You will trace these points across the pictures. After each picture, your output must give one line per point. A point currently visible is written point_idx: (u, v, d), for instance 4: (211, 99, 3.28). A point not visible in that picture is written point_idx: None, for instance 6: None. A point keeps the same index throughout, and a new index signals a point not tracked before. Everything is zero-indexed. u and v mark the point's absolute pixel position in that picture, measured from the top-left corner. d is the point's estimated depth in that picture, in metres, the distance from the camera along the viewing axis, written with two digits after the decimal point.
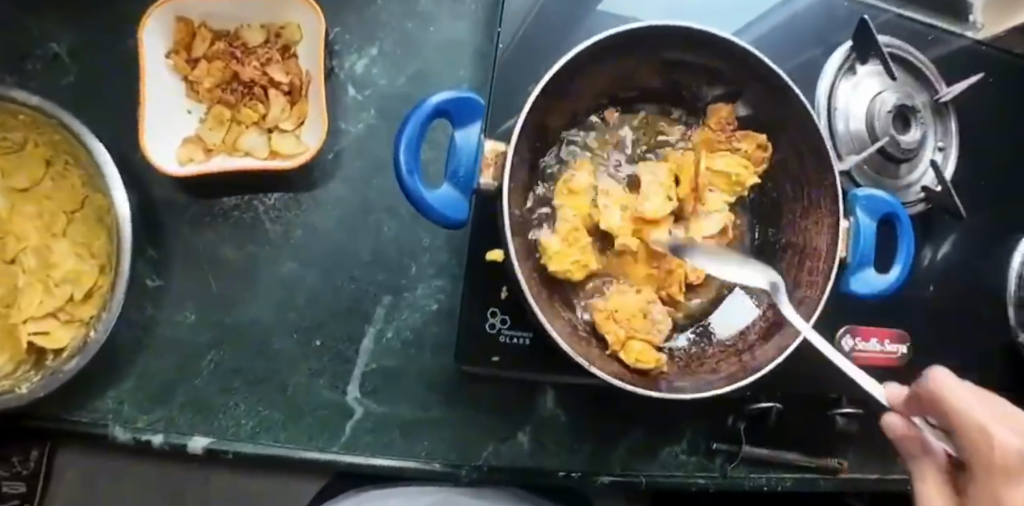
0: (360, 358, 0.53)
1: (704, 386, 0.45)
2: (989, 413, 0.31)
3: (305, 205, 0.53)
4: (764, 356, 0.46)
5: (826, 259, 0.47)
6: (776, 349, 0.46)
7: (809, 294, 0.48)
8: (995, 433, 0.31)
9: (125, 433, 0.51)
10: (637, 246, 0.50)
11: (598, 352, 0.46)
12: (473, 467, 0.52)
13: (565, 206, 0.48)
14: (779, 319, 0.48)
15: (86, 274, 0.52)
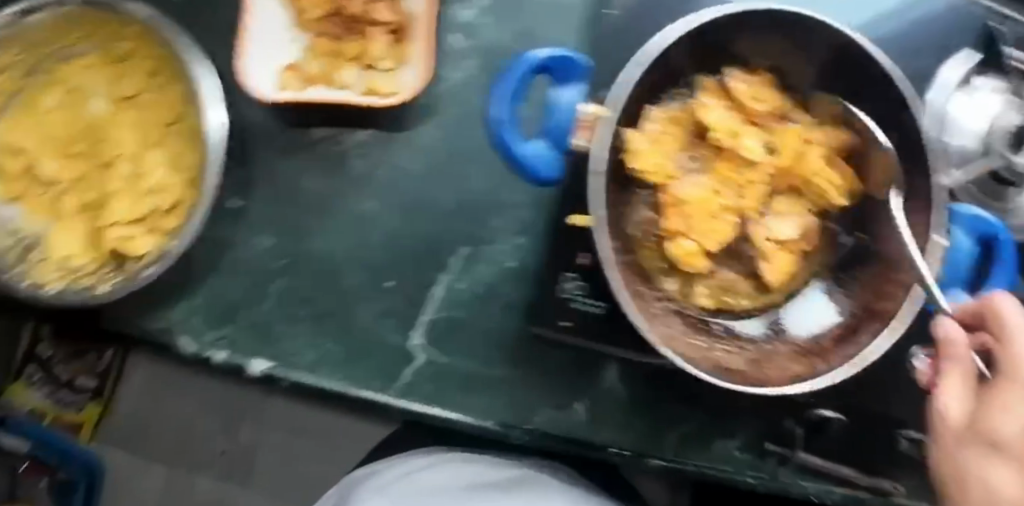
0: (429, 305, 0.52)
1: (770, 379, 0.44)
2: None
3: (393, 145, 0.53)
4: (834, 363, 0.45)
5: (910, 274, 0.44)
6: (849, 357, 0.44)
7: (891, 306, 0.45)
8: None
9: (190, 347, 0.54)
10: (716, 216, 0.48)
11: (668, 326, 0.46)
12: (525, 430, 0.53)
13: (658, 124, 0.47)
14: (856, 327, 0.46)
15: (173, 187, 0.53)
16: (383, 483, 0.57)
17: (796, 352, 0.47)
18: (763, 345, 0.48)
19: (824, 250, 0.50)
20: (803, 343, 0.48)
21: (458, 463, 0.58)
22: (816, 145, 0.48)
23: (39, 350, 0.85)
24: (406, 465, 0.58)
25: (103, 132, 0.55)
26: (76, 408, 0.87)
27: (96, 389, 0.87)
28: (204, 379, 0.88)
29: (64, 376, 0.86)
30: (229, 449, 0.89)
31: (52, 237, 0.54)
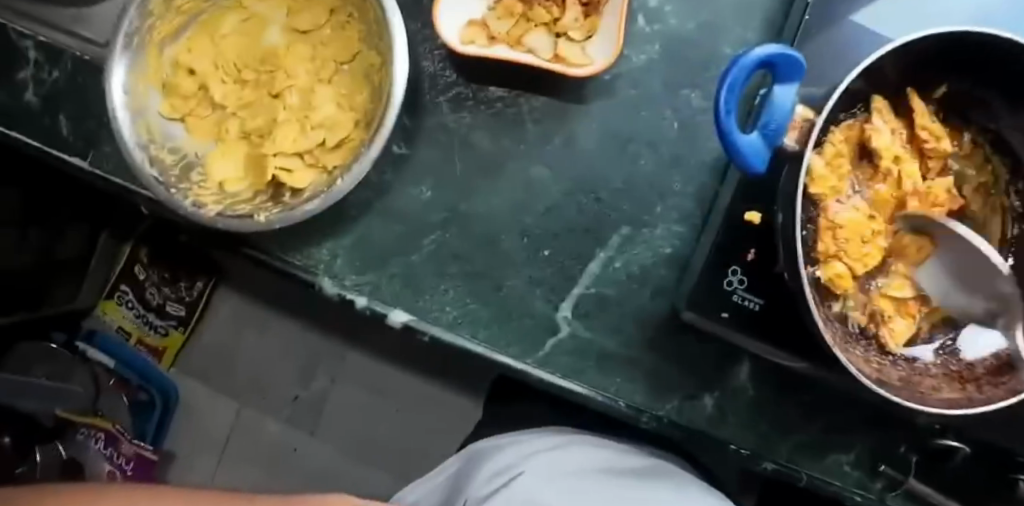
0: (582, 279, 0.52)
1: (930, 402, 0.44)
2: None
3: (568, 116, 0.53)
4: (992, 390, 0.44)
5: None
6: (1014, 389, 0.44)
7: None
8: None
9: (333, 287, 0.55)
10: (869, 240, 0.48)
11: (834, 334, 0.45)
12: (654, 415, 0.53)
13: (836, 144, 0.45)
14: None
15: (342, 124, 0.53)
16: (507, 463, 0.54)
17: (946, 376, 0.47)
18: (915, 365, 0.48)
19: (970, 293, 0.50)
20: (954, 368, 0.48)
21: (584, 445, 0.55)
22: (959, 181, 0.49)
23: (134, 271, 0.89)
24: (529, 445, 0.56)
25: (276, 63, 0.55)
26: (162, 332, 0.89)
27: (183, 318, 0.89)
28: (288, 322, 0.89)
29: (153, 300, 0.88)
30: (302, 395, 0.90)
31: (212, 160, 0.55)
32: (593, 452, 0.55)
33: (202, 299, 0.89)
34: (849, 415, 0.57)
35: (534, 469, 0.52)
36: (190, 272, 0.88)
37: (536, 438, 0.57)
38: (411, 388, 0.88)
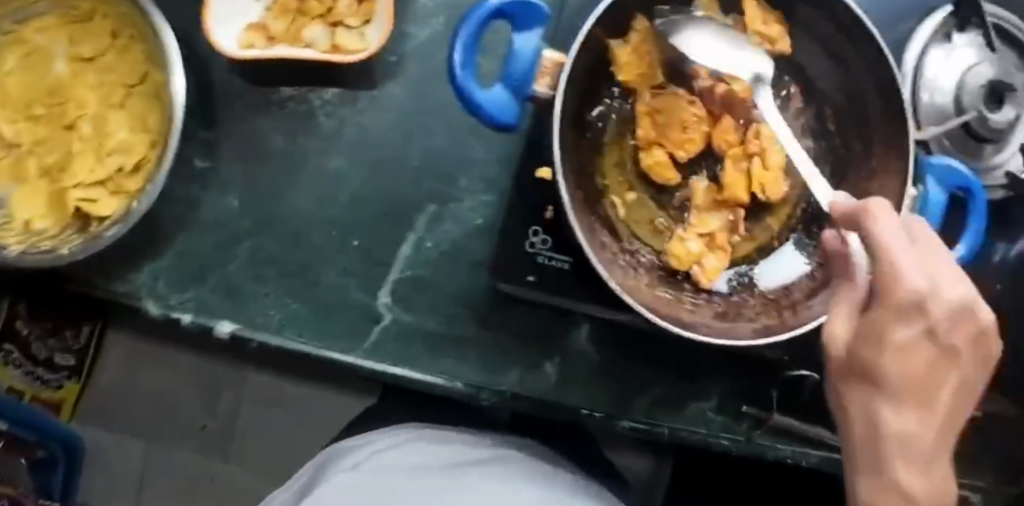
0: (396, 264, 0.53)
1: (735, 334, 0.43)
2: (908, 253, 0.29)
3: (360, 103, 0.53)
4: (806, 315, 0.44)
5: None
6: (820, 308, 0.43)
7: None
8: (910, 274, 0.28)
9: (157, 308, 0.53)
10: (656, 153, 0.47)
11: (629, 279, 0.44)
12: (495, 391, 0.52)
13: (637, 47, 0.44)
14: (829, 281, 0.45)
15: (136, 146, 0.53)
16: (355, 460, 0.60)
17: (762, 305, 0.46)
18: (732, 299, 0.47)
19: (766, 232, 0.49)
20: (773, 296, 0.47)
21: (424, 438, 0.63)
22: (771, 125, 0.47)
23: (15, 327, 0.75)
24: (376, 444, 0.62)
25: (66, 93, 0.54)
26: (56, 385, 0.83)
27: (75, 367, 0.84)
28: (184, 352, 0.87)
29: (38, 355, 0.79)
30: (209, 424, 0.89)
31: (16, 203, 0.53)
32: (432, 443, 0.62)
33: (94, 343, 0.84)
34: (705, 362, 0.56)
35: (379, 459, 0.59)
36: (76, 321, 0.80)
37: (383, 437, 0.63)
38: (318, 399, 0.88)
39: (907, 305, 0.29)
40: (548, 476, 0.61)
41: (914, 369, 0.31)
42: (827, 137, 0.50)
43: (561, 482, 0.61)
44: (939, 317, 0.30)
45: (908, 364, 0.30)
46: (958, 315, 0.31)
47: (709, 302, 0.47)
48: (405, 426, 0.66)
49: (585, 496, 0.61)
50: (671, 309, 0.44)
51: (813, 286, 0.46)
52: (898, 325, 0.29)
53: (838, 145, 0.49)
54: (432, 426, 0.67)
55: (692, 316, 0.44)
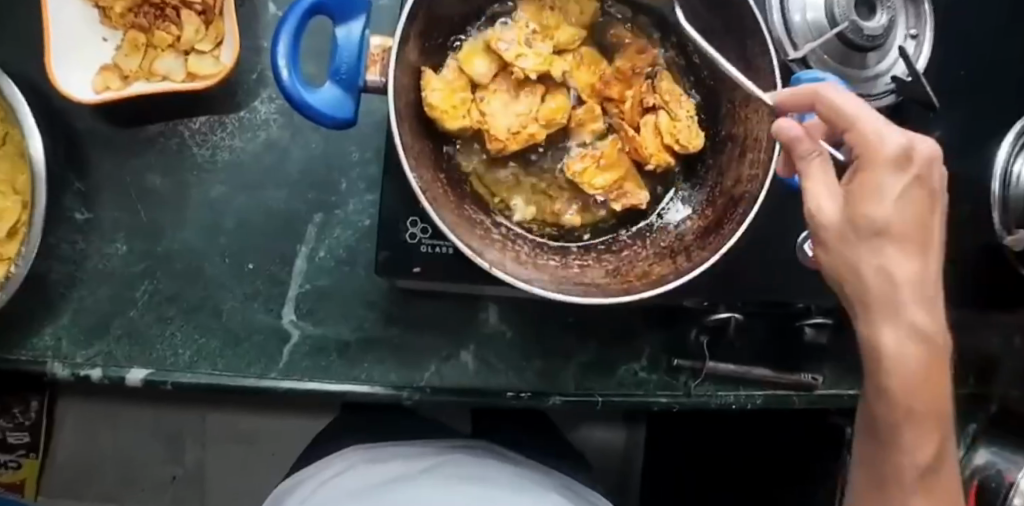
0: (295, 279, 0.53)
1: (628, 290, 0.41)
2: (873, 119, 0.32)
3: (229, 127, 0.53)
4: (698, 256, 0.42)
5: (767, 149, 0.42)
6: (712, 249, 0.42)
7: (748, 190, 0.43)
8: (885, 135, 0.32)
9: (64, 369, 0.51)
10: (523, 123, 0.45)
11: (511, 255, 0.43)
12: (415, 388, 0.52)
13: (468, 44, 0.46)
14: (716, 220, 0.45)
15: (9, 210, 0.51)
16: (303, 496, 0.61)
17: (656, 255, 0.45)
18: (623, 256, 0.46)
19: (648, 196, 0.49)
20: (666, 245, 0.46)
21: (371, 455, 0.63)
22: (640, 98, 0.47)
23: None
24: (323, 473, 0.62)
25: None
26: (13, 466, 0.84)
27: (30, 443, 0.84)
28: (137, 406, 0.88)
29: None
30: (179, 473, 0.91)
31: None
32: (378, 462, 0.62)
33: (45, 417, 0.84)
34: (624, 322, 0.56)
35: (325, 493, 0.60)
36: (21, 396, 0.81)
37: (331, 462, 0.64)
38: (282, 422, 0.91)
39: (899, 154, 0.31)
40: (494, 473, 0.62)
41: (906, 223, 0.32)
42: (694, 72, 0.48)
43: (510, 477, 0.62)
44: (918, 164, 0.32)
45: (880, 206, 0.31)
46: (902, 158, 0.31)
47: (599, 261, 0.45)
48: (352, 446, 0.65)
49: (533, 488, 0.61)
50: (561, 276, 0.42)
51: (703, 228, 0.45)
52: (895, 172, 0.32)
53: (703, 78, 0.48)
54: (379, 440, 0.66)
55: (582, 276, 0.43)
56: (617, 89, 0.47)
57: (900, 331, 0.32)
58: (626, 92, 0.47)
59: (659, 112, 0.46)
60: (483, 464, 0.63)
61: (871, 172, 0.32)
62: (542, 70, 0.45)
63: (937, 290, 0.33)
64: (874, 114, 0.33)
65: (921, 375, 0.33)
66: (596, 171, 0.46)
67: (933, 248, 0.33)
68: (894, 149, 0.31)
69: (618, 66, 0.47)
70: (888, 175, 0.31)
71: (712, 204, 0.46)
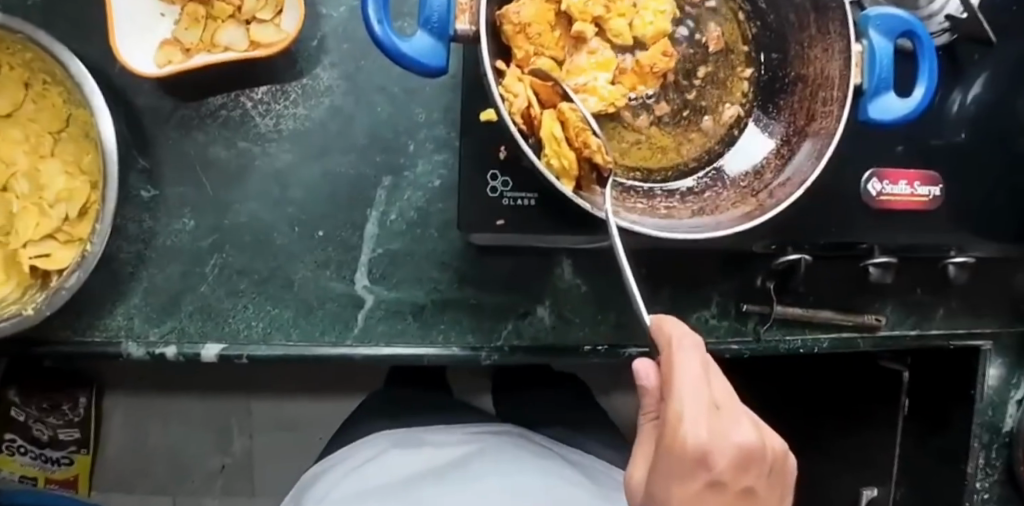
0: (366, 244, 0.54)
1: (718, 227, 0.40)
2: (693, 407, 0.26)
3: (292, 95, 0.53)
4: (782, 193, 0.41)
5: (840, 86, 0.41)
6: (795, 185, 0.41)
7: (824, 126, 0.42)
8: (689, 433, 0.26)
9: (139, 348, 0.52)
10: (565, 59, 0.42)
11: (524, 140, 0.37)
12: (495, 348, 0.54)
13: None
14: (792, 154, 0.44)
15: (78, 191, 0.50)
16: (328, 489, 0.59)
17: (738, 195, 0.44)
18: (704, 195, 0.45)
19: (720, 133, 0.47)
20: (744, 183, 0.45)
21: (397, 440, 0.62)
22: (562, 122, 0.39)
23: (10, 414, 0.81)
24: (349, 461, 0.60)
25: None
26: (66, 462, 0.85)
27: (81, 439, 0.85)
28: (185, 399, 0.88)
29: (42, 436, 0.83)
30: (228, 463, 0.90)
31: None
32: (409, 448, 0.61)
33: (94, 414, 0.86)
34: (694, 271, 0.57)
35: (351, 486, 0.57)
36: (71, 391, 0.83)
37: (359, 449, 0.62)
38: (331, 406, 0.91)
39: (694, 452, 0.26)
40: (532, 457, 0.60)
41: None
42: (760, 16, 0.47)
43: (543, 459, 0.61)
44: (723, 465, 0.27)
45: None
46: (742, 464, 0.27)
47: (681, 198, 0.44)
48: (384, 430, 0.65)
49: (572, 474, 0.60)
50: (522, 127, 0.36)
51: (779, 162, 0.44)
52: (684, 481, 0.26)
53: (767, 23, 0.47)
54: (411, 426, 0.65)
55: (670, 219, 0.41)
56: (629, 82, 0.45)
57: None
58: (638, 88, 0.45)
59: (552, 121, 0.38)
60: (515, 447, 0.62)
61: (660, 468, 0.27)
62: (614, 33, 0.43)
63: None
64: (719, 396, 0.27)
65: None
66: (525, 84, 0.37)
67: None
68: (724, 463, 0.27)
69: (635, 60, 0.45)
70: (676, 476, 0.27)
71: (789, 139, 0.45)
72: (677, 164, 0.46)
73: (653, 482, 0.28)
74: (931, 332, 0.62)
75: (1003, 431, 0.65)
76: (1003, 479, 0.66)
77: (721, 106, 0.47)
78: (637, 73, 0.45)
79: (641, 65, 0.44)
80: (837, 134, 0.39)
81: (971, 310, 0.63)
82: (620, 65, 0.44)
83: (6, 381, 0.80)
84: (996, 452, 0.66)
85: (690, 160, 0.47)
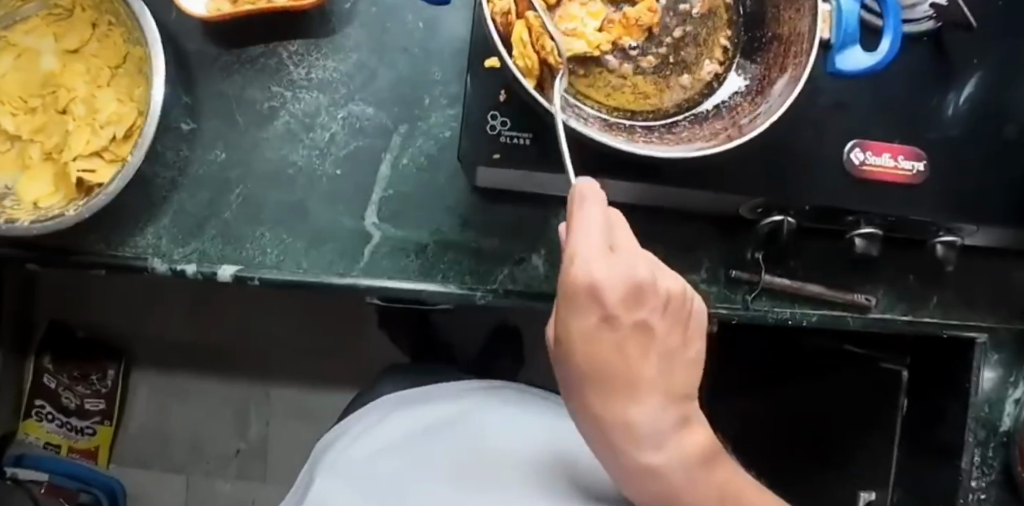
0: (378, 185, 0.58)
1: (690, 150, 0.43)
2: (588, 249, 0.33)
3: (324, 49, 0.59)
4: (751, 127, 0.44)
5: (807, 39, 0.44)
6: (765, 119, 0.43)
7: (792, 75, 0.45)
8: (583, 269, 0.33)
9: (162, 264, 0.56)
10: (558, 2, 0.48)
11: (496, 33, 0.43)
12: (489, 289, 0.57)
13: None
14: (760, 104, 0.47)
15: (126, 117, 0.56)
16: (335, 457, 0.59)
17: (712, 133, 0.46)
18: (682, 133, 0.47)
19: (699, 87, 0.51)
20: (721, 127, 0.47)
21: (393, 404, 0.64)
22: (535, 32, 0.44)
23: (44, 381, 0.99)
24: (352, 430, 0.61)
25: (55, 82, 0.58)
26: (89, 432, 0.99)
27: (105, 410, 1.00)
28: (211, 380, 1.02)
29: (71, 403, 0.99)
30: (243, 448, 1.02)
31: (21, 187, 0.56)
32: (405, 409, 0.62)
33: (121, 387, 1.01)
34: (684, 235, 0.60)
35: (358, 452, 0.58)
36: (100, 365, 1.00)
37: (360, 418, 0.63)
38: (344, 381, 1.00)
39: (583, 292, 0.33)
40: (522, 397, 0.64)
41: (593, 347, 0.35)
42: None
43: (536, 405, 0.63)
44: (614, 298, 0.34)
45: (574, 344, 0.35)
46: (634, 300, 0.35)
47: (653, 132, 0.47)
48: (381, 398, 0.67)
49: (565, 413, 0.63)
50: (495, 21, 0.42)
51: (751, 109, 0.47)
52: (582, 310, 0.34)
53: None
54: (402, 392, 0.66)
55: (647, 145, 0.44)
56: (616, 33, 0.49)
57: (635, 411, 0.38)
58: (623, 39, 0.50)
59: (522, 29, 0.44)
60: (507, 395, 0.64)
61: (562, 314, 0.35)
62: None
63: (657, 379, 0.38)
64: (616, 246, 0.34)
65: (626, 435, 0.38)
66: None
67: (669, 355, 0.38)
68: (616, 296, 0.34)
69: (623, 13, 0.50)
70: (574, 317, 0.35)
71: (758, 93, 0.48)
72: (657, 109, 0.50)
73: (563, 315, 0.35)
74: (926, 320, 0.61)
75: (1003, 430, 0.63)
76: (1001, 480, 0.63)
77: (702, 66, 0.51)
78: (624, 23, 0.50)
79: (627, 17, 0.50)
80: (804, 78, 0.43)
81: (965, 303, 0.63)
82: (608, 18, 0.50)
83: (42, 349, 0.99)
84: (994, 451, 0.64)
85: (670, 107, 0.50)
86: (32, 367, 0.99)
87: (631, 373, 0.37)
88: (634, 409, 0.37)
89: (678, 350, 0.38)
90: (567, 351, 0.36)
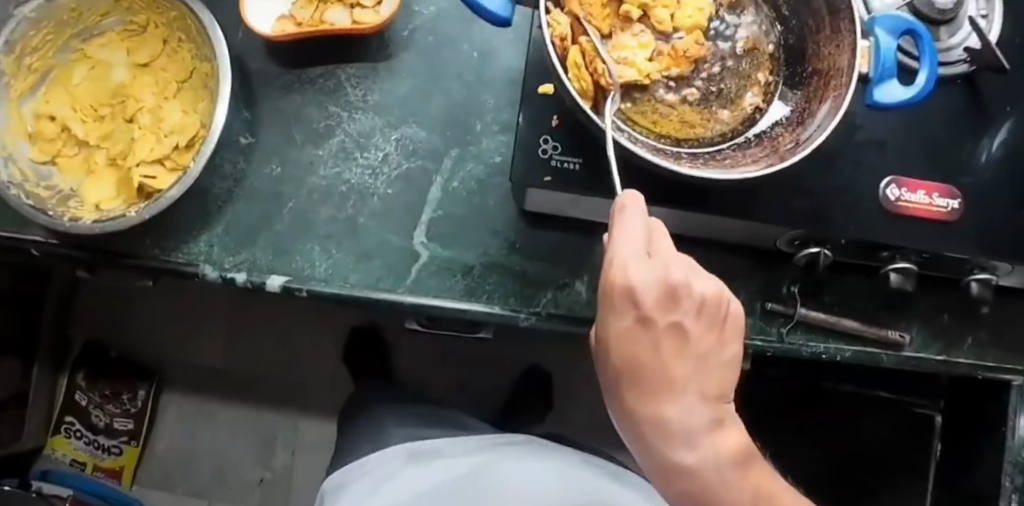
0: (428, 206, 0.60)
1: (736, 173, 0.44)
2: (626, 251, 0.36)
3: (380, 73, 0.62)
4: (795, 154, 0.46)
5: (848, 73, 0.46)
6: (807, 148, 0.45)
7: (832, 106, 0.47)
8: (620, 268, 0.36)
9: (214, 271, 0.58)
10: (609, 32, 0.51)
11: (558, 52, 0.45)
12: (532, 311, 0.58)
13: None
14: (803, 135, 0.48)
15: (188, 127, 0.58)
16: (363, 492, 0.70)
17: (757, 159, 0.48)
18: (726, 159, 0.48)
19: (742, 119, 0.53)
20: (763, 154, 0.48)
21: (425, 446, 0.75)
22: (590, 57, 0.47)
23: (75, 397, 1.02)
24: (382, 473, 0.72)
25: (125, 93, 0.61)
26: (115, 452, 1.01)
27: (132, 430, 1.02)
28: (239, 407, 1.04)
29: (99, 422, 1.02)
30: (267, 477, 1.04)
31: (85, 190, 0.58)
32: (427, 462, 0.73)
33: (149, 409, 1.03)
34: (724, 268, 0.61)
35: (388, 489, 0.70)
36: (133, 384, 1.03)
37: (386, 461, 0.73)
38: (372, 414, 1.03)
39: (622, 289, 0.36)
40: (527, 454, 0.74)
41: (631, 346, 0.37)
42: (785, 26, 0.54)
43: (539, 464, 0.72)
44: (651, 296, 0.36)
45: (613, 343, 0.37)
46: (671, 301, 0.37)
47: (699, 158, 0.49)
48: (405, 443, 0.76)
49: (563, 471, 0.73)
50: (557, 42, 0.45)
51: (794, 140, 0.49)
52: (620, 307, 0.37)
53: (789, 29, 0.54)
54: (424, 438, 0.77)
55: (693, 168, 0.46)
56: (664, 63, 0.52)
57: (672, 411, 0.38)
58: (672, 70, 0.52)
59: (580, 52, 0.46)
60: (515, 454, 0.73)
61: (601, 314, 0.38)
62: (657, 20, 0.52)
63: (692, 380, 0.38)
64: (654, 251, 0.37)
65: (662, 435, 0.38)
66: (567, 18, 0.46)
67: (707, 360, 0.39)
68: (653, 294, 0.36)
69: (672, 45, 0.52)
70: (612, 317, 0.37)
71: (797, 126, 0.50)
72: (700, 137, 0.51)
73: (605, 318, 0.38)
74: (959, 360, 0.62)
75: None
76: None
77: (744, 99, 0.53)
78: (673, 52, 0.52)
79: (675, 49, 0.52)
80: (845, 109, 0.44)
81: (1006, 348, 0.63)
82: (658, 49, 0.52)
83: (77, 366, 1.02)
84: None
85: (715, 136, 0.52)
86: (66, 383, 1.02)
87: (667, 371, 0.37)
88: (673, 411, 0.38)
89: (715, 352, 0.39)
90: (605, 349, 0.38)
